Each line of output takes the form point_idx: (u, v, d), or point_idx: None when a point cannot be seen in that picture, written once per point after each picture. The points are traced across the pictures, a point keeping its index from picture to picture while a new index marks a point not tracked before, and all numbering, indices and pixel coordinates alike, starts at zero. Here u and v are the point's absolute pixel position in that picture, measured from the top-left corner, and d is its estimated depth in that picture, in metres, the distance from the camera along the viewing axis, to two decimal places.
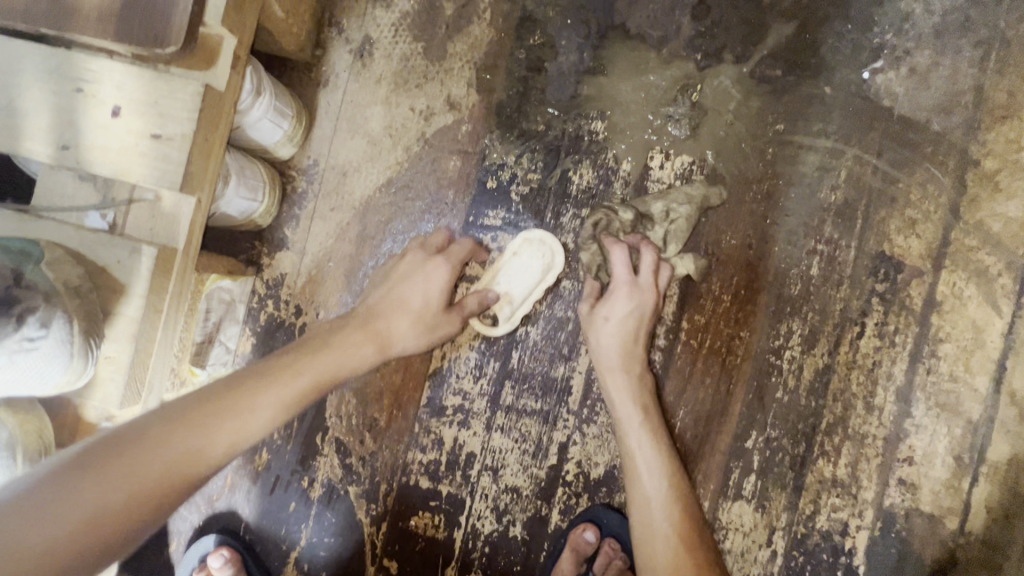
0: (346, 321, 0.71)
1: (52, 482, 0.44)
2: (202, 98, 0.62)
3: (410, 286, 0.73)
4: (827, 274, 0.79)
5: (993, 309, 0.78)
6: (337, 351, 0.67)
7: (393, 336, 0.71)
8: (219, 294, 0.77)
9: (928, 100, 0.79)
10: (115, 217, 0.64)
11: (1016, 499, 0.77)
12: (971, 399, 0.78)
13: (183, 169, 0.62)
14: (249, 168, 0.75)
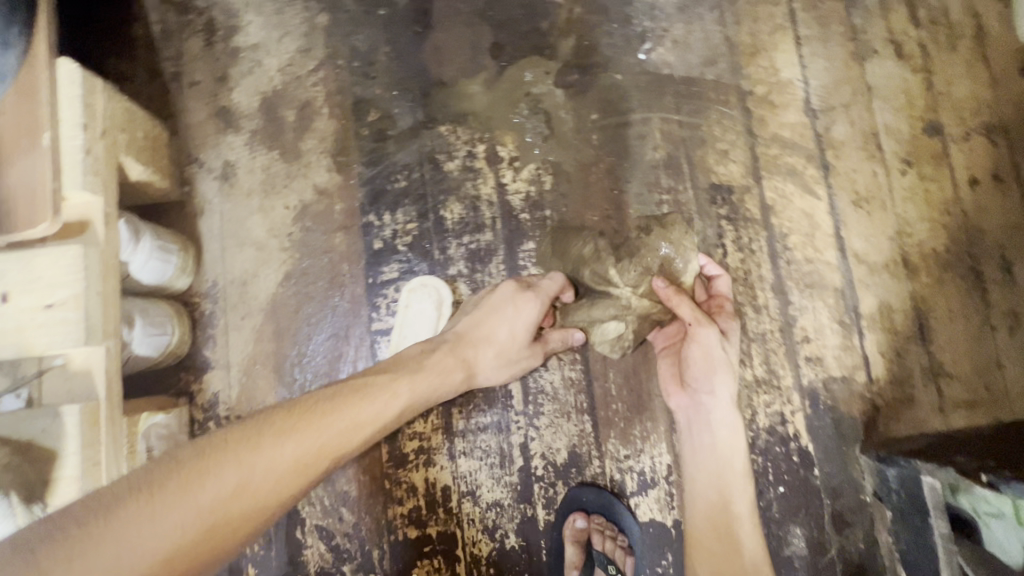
0: (437, 345, 0.77)
1: (168, 469, 0.53)
2: (84, 257, 0.67)
3: (493, 310, 0.79)
4: (679, 215, 0.93)
5: (812, 196, 0.94)
6: (427, 369, 0.74)
7: (479, 365, 0.79)
8: (156, 431, 0.79)
9: (695, 59, 0.97)
10: (30, 392, 0.67)
11: (895, 337, 0.91)
12: (830, 271, 0.92)
13: (84, 324, 0.66)
14: (152, 307, 0.80)
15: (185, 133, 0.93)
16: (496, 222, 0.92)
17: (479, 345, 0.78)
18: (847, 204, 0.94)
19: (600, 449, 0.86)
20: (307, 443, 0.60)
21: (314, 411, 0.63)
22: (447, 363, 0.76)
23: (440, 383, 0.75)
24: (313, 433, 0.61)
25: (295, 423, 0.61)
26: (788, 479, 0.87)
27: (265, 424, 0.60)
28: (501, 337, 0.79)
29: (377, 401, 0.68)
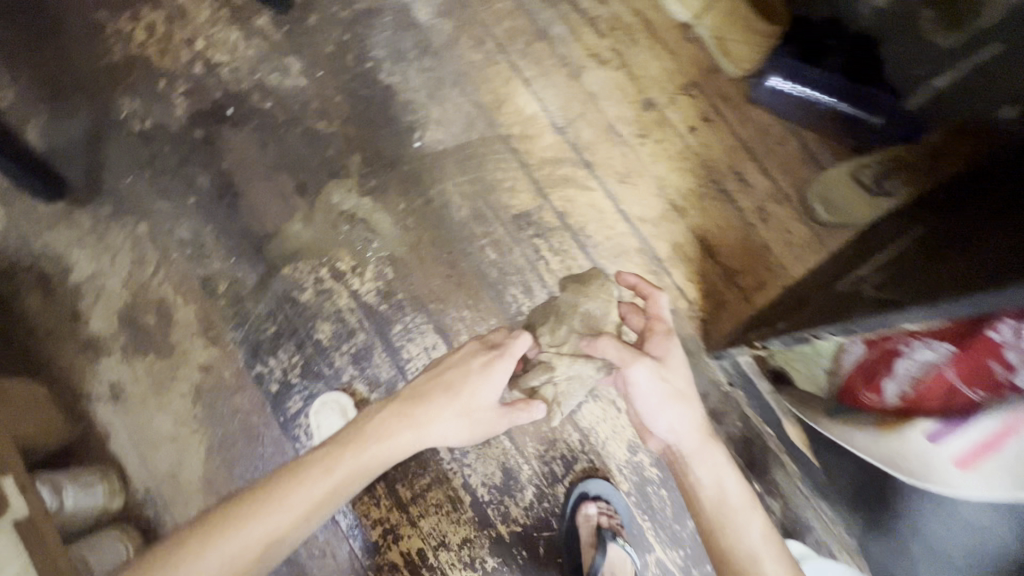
0: (400, 401, 0.83)
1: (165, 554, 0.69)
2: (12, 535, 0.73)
3: (471, 375, 0.83)
4: (501, 250, 1.13)
5: (589, 189, 1.18)
6: (382, 436, 0.80)
7: (439, 418, 0.81)
8: None
9: (459, 128, 1.19)
10: None
11: (691, 264, 1.17)
12: (627, 238, 1.17)
13: None
14: (98, 539, 0.88)
15: (61, 375, 1.02)
16: (363, 322, 1.07)
17: (434, 420, 0.81)
18: (616, 185, 1.19)
19: (524, 457, 1.02)
20: (292, 505, 0.74)
21: (304, 474, 0.76)
22: (409, 426, 0.80)
23: (394, 443, 0.80)
24: (297, 494, 0.75)
25: (286, 484, 0.75)
26: None
27: (266, 487, 0.75)
28: (466, 397, 0.81)
29: (336, 469, 0.77)
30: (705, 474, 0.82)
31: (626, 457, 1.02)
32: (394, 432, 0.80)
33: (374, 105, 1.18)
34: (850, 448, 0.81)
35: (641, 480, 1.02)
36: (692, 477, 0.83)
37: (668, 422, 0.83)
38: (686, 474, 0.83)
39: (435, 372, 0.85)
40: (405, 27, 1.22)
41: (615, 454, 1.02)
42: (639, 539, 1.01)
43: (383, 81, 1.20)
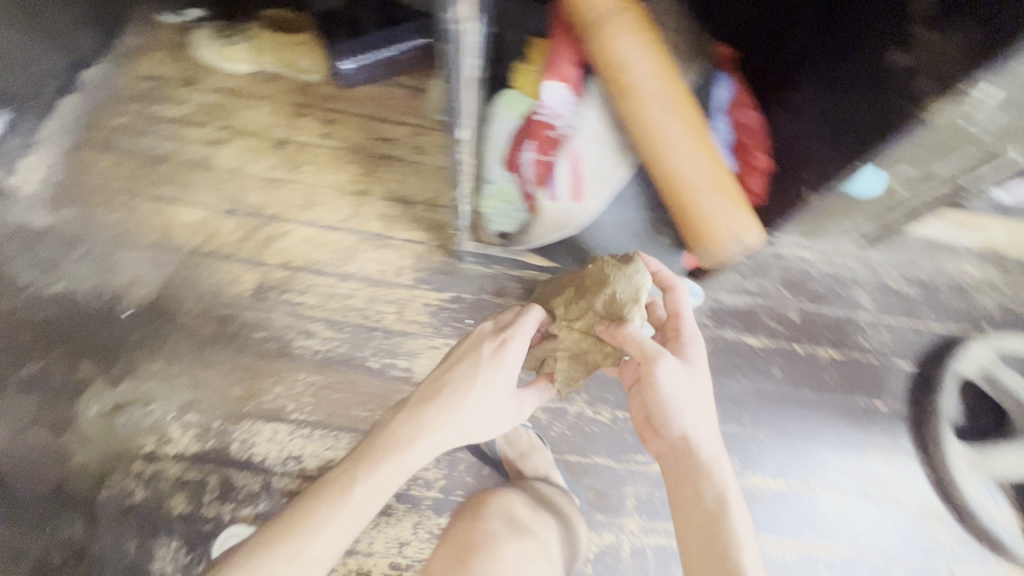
0: (426, 397, 0.90)
1: None
2: None
3: (473, 375, 0.89)
4: (261, 327, 1.25)
5: (288, 233, 1.34)
6: (408, 446, 0.86)
7: (456, 416, 0.87)
8: None
9: (150, 276, 1.27)
10: None
11: (401, 217, 1.38)
12: (343, 241, 1.35)
13: None
14: None
15: None
16: (203, 468, 1.14)
17: (461, 421, 0.87)
18: (306, 213, 1.37)
19: None
20: (330, 527, 0.80)
21: (338, 493, 0.83)
22: (431, 430, 0.87)
23: (420, 449, 0.86)
24: (340, 510, 0.81)
25: (324, 505, 0.82)
26: (466, 314, 1.31)
27: (304, 514, 0.81)
28: (481, 391, 0.89)
29: (371, 480, 0.83)
30: (711, 453, 0.86)
31: None
32: (418, 437, 0.86)
33: (63, 317, 1.22)
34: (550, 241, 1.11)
35: None
36: (702, 454, 0.86)
37: (679, 400, 0.86)
38: (698, 470, 0.85)
39: (521, 353, 0.90)
40: (35, 243, 1.27)
41: None
42: None
43: (54, 294, 1.23)
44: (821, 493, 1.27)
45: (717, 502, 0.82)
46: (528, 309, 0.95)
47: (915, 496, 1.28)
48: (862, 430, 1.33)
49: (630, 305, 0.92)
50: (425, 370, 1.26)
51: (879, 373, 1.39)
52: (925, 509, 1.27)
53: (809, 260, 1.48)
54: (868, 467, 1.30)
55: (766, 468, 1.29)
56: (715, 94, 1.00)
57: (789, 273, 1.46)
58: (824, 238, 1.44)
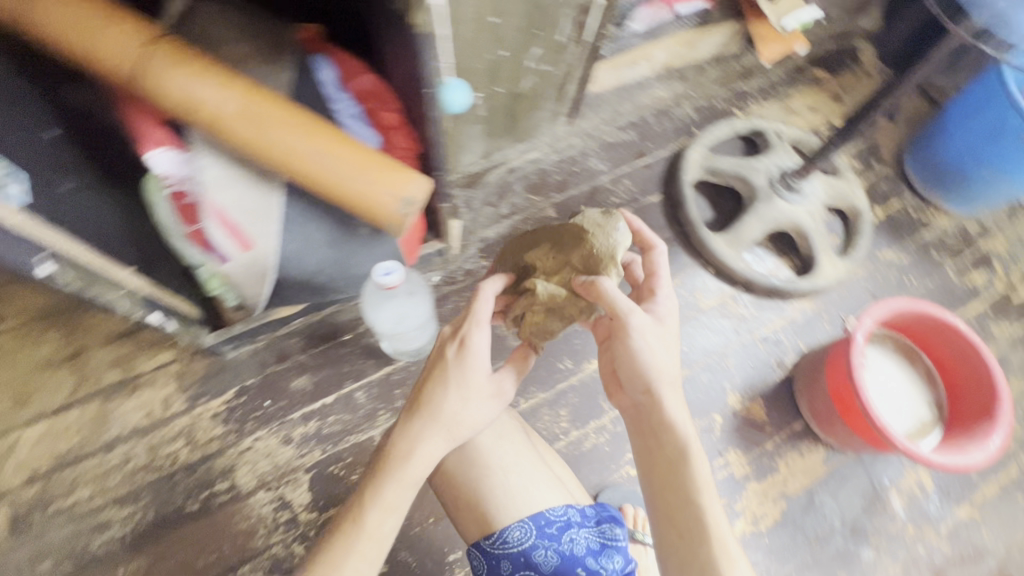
0: (421, 392, 0.91)
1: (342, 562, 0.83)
2: None
3: (461, 377, 0.90)
4: (46, 558, 1.08)
5: (14, 448, 1.14)
6: (416, 452, 0.88)
7: (455, 407, 0.89)
8: None
9: None
10: None
11: (133, 352, 1.22)
12: (84, 415, 1.17)
13: None
14: None
15: None
16: None
17: (457, 413, 0.89)
18: (24, 412, 1.16)
19: (267, 548, 1.12)
20: (359, 559, 0.83)
21: (362, 521, 0.85)
22: (439, 427, 0.88)
23: (431, 447, 0.88)
24: (365, 539, 0.84)
25: (344, 541, 0.84)
26: (260, 398, 1.22)
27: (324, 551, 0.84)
28: (471, 375, 0.90)
29: (393, 491, 0.86)
30: (675, 402, 0.87)
31: (293, 448, 1.19)
32: (428, 436, 0.88)
33: None
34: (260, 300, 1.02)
35: (316, 437, 1.21)
36: (667, 406, 0.86)
37: (643, 355, 0.88)
38: (661, 425, 0.87)
39: (482, 330, 0.92)
40: None
41: (288, 459, 1.18)
42: (362, 447, 1.21)
43: None
44: None
45: (678, 448, 0.85)
46: (483, 287, 0.96)
47: (711, 294, 1.45)
48: None
49: (606, 262, 0.94)
50: (249, 476, 1.16)
51: (639, 216, 1.53)
52: (722, 300, 1.45)
53: (538, 158, 1.56)
54: None
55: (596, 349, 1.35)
56: (322, 85, 0.98)
57: (528, 179, 1.53)
58: (536, 135, 1.53)
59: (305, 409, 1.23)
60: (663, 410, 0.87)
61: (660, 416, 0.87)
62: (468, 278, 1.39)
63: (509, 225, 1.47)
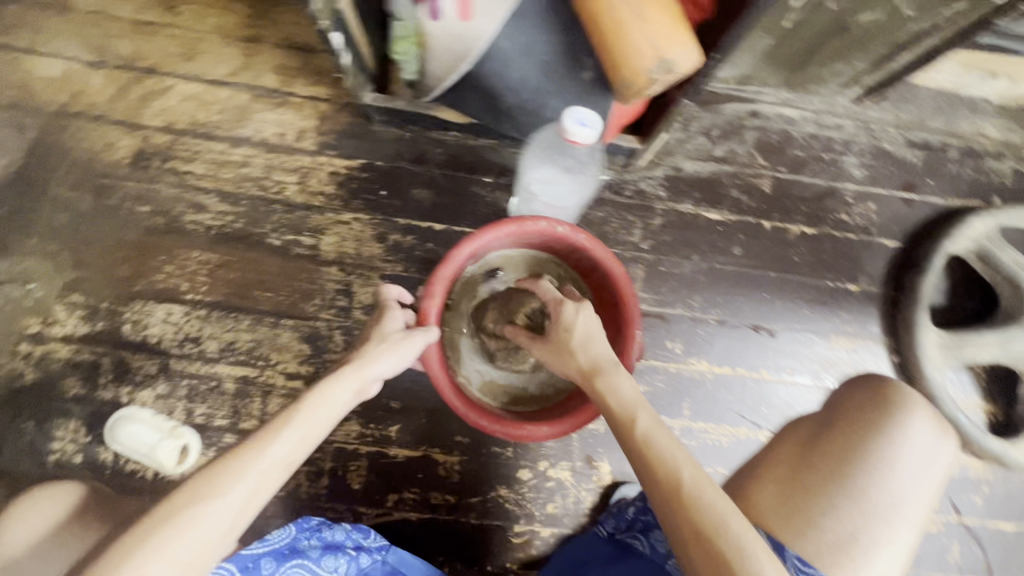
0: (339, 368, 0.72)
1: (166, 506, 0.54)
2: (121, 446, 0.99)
3: (383, 339, 0.76)
4: (147, 199, 1.11)
5: (169, 88, 1.14)
6: (380, 355, 0.74)
7: (405, 340, 0.77)
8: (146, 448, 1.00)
9: (15, 140, 1.11)
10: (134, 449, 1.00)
11: (301, 68, 1.16)
12: (237, 98, 1.15)
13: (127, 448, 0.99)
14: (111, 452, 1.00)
15: None
16: (99, 349, 1.06)
17: (370, 365, 0.72)
18: (187, 66, 1.15)
19: (312, 317, 1.09)
20: (239, 492, 0.56)
21: (247, 448, 0.59)
22: (382, 354, 0.74)
23: (381, 357, 0.73)
24: (263, 456, 0.58)
25: (227, 464, 0.57)
26: (379, 185, 1.14)
27: (162, 503, 0.54)
28: (359, 368, 0.71)
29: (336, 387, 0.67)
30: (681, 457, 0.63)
31: (383, 248, 1.12)
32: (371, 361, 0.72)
33: None
34: (437, 93, 0.93)
35: (407, 252, 1.12)
36: (667, 452, 0.64)
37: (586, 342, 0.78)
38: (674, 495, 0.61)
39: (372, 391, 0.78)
40: None
41: (373, 254, 1.12)
42: None
43: None
44: (767, 379, 1.15)
45: (709, 506, 0.59)
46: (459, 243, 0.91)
47: None
48: (826, 314, 1.18)
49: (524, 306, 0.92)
50: (335, 248, 1.12)
51: (858, 252, 1.21)
52: None
53: (793, 120, 1.24)
54: (827, 354, 1.16)
55: (712, 353, 1.15)
56: None
57: (767, 135, 1.23)
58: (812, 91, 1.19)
59: (414, 220, 1.14)
60: (657, 436, 0.65)
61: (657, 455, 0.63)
62: (636, 199, 1.18)
63: (713, 171, 1.21)
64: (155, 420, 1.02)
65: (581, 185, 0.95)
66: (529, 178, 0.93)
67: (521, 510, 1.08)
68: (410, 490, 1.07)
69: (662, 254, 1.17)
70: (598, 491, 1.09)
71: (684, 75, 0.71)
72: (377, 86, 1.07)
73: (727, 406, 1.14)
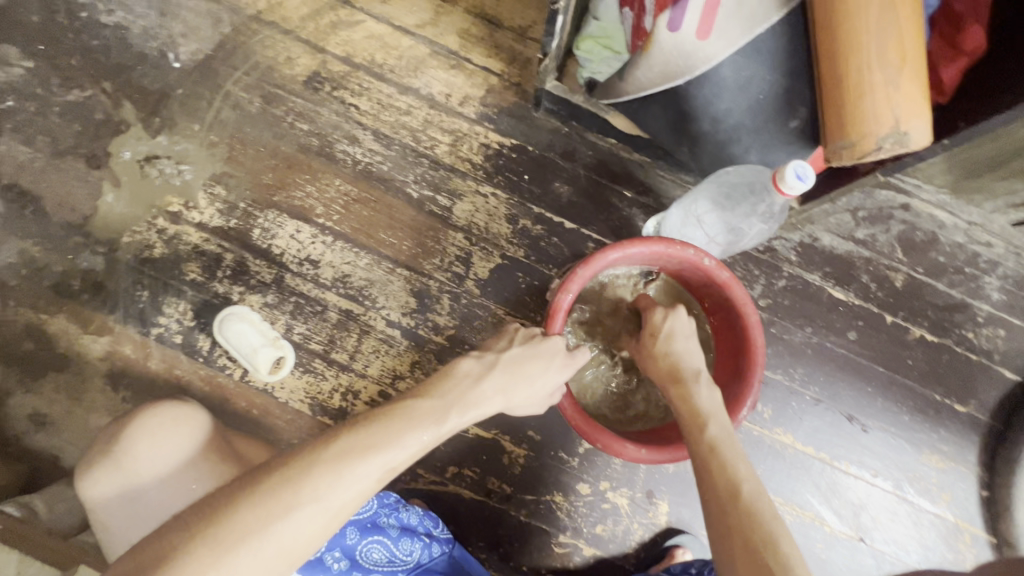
0: (473, 381, 0.83)
1: (326, 457, 0.64)
2: (231, 337, 1.03)
3: (523, 370, 0.85)
4: (308, 120, 1.15)
5: (358, 23, 1.18)
6: (511, 384, 0.84)
7: (540, 377, 0.85)
8: (250, 345, 1.03)
9: (207, 31, 1.17)
10: (238, 343, 1.03)
11: (484, 39, 1.19)
12: (416, 50, 1.18)
13: (237, 339, 1.03)
14: (223, 335, 1.04)
15: None
16: (226, 244, 1.10)
17: (499, 396, 0.83)
18: (380, 8, 1.19)
19: (427, 274, 1.11)
20: (377, 469, 0.66)
21: (395, 432, 0.70)
22: (508, 390, 0.84)
23: (512, 389, 0.84)
24: (402, 448, 0.69)
25: (380, 440, 0.68)
26: (524, 169, 1.16)
27: (319, 456, 0.64)
28: (488, 397, 0.82)
29: (466, 406, 0.79)
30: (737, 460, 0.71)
31: (510, 229, 1.13)
32: (498, 393, 0.83)
33: (115, 49, 1.15)
34: (623, 99, 0.94)
35: (532, 240, 1.13)
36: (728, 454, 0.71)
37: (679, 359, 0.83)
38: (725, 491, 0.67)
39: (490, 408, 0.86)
40: None
41: (500, 233, 1.13)
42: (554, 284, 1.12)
43: (108, 24, 1.16)
44: (847, 472, 1.12)
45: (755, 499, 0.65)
46: (603, 251, 0.87)
47: (957, 510, 1.11)
48: (925, 426, 1.14)
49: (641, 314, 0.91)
50: (466, 216, 1.13)
51: (975, 375, 1.16)
52: (961, 528, 1.11)
53: (944, 223, 1.20)
54: (915, 467, 1.12)
55: (799, 429, 1.12)
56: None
57: (913, 231, 1.20)
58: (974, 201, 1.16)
59: (548, 211, 1.14)
60: (726, 446, 0.72)
61: (720, 455, 0.71)
62: (766, 255, 1.17)
63: (848, 250, 1.19)
64: (262, 326, 1.05)
65: (751, 230, 0.90)
66: (698, 207, 0.92)
67: (570, 522, 1.07)
68: (472, 468, 1.07)
69: (776, 316, 1.15)
70: (650, 528, 1.07)
71: (910, 151, 0.70)
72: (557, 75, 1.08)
73: (800, 485, 1.11)
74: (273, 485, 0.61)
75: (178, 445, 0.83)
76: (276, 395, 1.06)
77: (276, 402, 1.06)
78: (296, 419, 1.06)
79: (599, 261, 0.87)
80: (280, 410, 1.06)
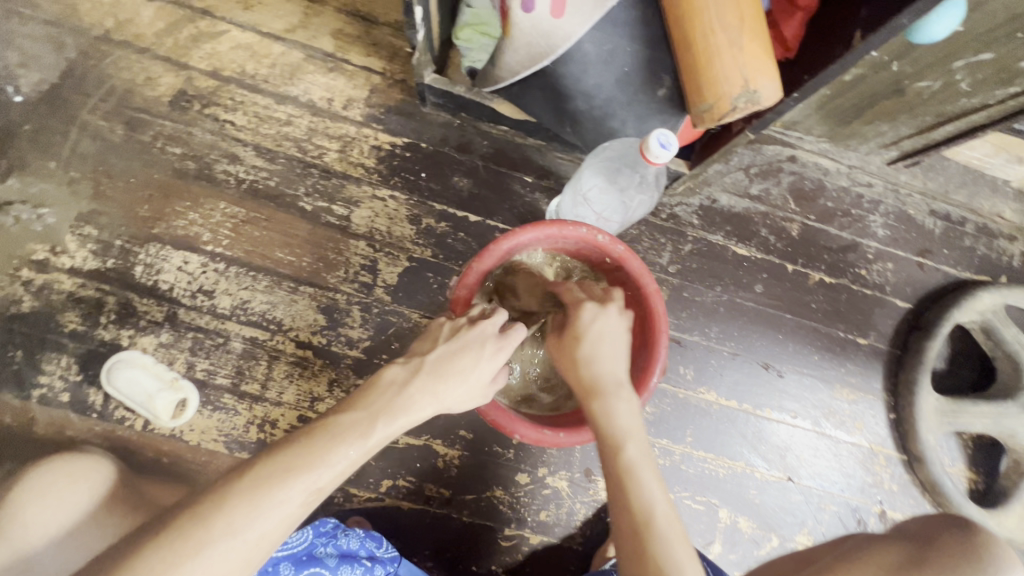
0: (405, 381, 0.72)
1: (234, 493, 0.54)
2: (123, 387, 0.97)
3: (458, 361, 0.76)
4: (180, 142, 1.07)
5: (222, 34, 1.11)
6: (446, 381, 0.74)
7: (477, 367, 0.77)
8: (145, 392, 0.97)
9: (51, 58, 1.06)
10: (132, 392, 0.97)
11: (360, 37, 1.15)
12: (289, 55, 1.12)
13: (130, 389, 0.97)
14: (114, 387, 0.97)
15: None
16: (106, 287, 1.02)
17: (437, 395, 0.73)
18: (244, 16, 1.12)
19: (333, 288, 1.07)
20: (297, 500, 0.56)
21: (315, 452, 0.60)
22: (446, 389, 0.74)
23: (448, 386, 0.74)
24: (325, 470, 0.59)
25: (298, 465, 0.58)
26: (421, 167, 1.13)
27: (225, 492, 0.54)
28: (427, 397, 0.72)
29: (400, 411, 0.69)
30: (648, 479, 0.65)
31: (414, 230, 1.10)
32: (436, 393, 0.73)
33: None
34: (499, 87, 0.93)
35: (438, 238, 1.11)
36: (641, 475, 0.65)
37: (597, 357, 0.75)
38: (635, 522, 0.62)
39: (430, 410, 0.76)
40: None
41: (404, 235, 1.10)
42: None
43: None
44: (769, 418, 1.17)
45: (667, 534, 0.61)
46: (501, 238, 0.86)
47: (870, 435, 1.19)
48: (834, 363, 1.21)
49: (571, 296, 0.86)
50: (366, 222, 1.10)
51: (871, 309, 1.24)
52: (875, 451, 1.19)
53: (828, 170, 1.27)
54: (829, 402, 1.19)
55: (721, 385, 1.16)
56: None
57: (802, 181, 1.26)
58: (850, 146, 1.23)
59: (451, 207, 1.12)
60: (641, 468, 0.66)
61: (634, 480, 0.65)
62: (669, 222, 1.20)
63: (745, 207, 1.23)
64: (156, 369, 0.99)
65: (634, 203, 0.95)
66: (585, 184, 0.94)
67: (514, 514, 1.06)
68: (407, 478, 1.04)
69: (686, 279, 1.19)
70: (593, 505, 1.08)
71: (765, 108, 0.73)
72: (437, 68, 1.06)
73: (728, 438, 1.15)
74: (174, 533, 0.51)
75: (78, 498, 0.76)
76: (185, 439, 0.99)
77: (187, 446, 0.99)
78: (211, 460, 1.00)
79: (497, 249, 0.85)
80: (192, 454, 0.99)
